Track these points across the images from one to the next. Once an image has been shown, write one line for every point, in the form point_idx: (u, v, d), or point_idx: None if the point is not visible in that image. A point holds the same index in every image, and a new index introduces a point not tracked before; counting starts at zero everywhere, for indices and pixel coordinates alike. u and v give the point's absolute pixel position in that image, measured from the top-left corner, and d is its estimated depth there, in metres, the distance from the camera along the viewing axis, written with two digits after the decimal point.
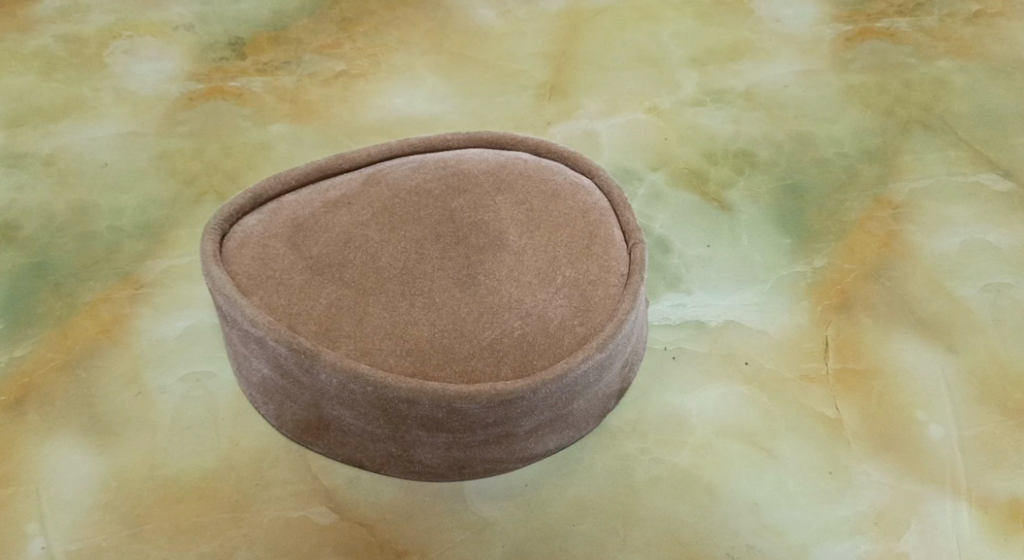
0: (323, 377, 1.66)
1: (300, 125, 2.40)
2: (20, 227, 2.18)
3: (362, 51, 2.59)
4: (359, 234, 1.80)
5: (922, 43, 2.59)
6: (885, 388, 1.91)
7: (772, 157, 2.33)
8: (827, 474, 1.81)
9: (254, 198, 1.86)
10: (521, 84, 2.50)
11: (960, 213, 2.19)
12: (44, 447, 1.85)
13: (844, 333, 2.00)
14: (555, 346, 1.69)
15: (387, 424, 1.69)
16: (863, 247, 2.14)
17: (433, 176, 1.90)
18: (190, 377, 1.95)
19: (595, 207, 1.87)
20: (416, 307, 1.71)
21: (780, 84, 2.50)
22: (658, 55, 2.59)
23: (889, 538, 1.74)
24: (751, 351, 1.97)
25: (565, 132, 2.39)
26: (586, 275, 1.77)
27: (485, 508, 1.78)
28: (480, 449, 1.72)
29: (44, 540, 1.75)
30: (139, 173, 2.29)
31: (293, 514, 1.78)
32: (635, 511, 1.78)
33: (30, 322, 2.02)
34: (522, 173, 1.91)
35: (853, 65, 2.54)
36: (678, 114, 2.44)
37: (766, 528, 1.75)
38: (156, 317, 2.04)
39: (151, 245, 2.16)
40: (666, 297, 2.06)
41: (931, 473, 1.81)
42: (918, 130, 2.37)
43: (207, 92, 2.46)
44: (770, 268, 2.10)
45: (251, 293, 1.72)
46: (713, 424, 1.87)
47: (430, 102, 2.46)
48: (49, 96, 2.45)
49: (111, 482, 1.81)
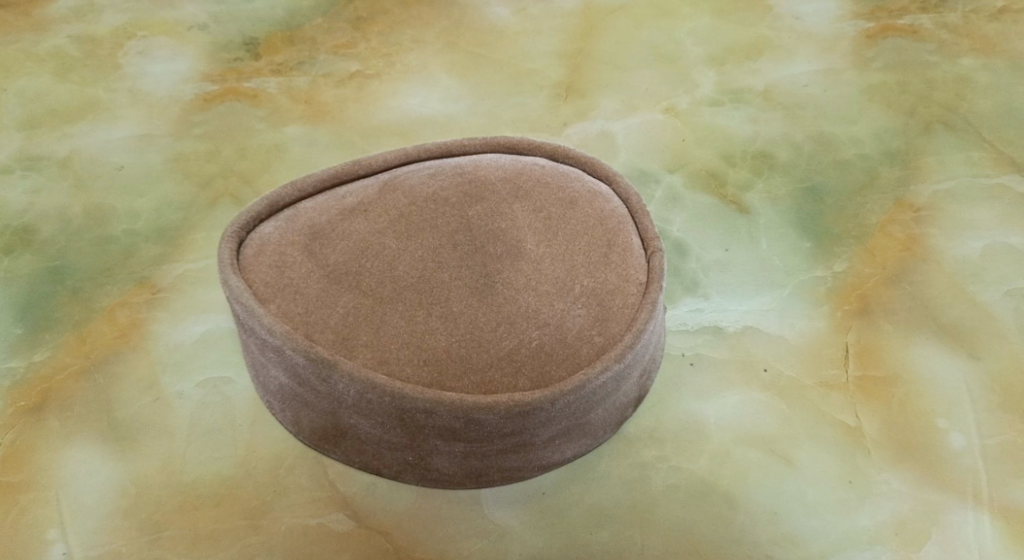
0: (340, 386, 1.65)
1: (315, 127, 2.39)
2: (37, 230, 2.19)
3: (376, 51, 2.57)
4: (376, 243, 1.79)
5: (945, 40, 2.55)
6: (907, 396, 1.90)
7: (792, 158, 2.30)
8: (847, 482, 1.80)
9: (271, 205, 1.85)
10: (536, 84, 2.48)
11: (983, 216, 2.16)
12: (63, 453, 1.86)
13: (864, 339, 1.98)
14: (573, 356, 1.68)
15: (404, 433, 1.68)
16: (883, 250, 2.11)
17: (450, 183, 1.88)
18: (207, 383, 1.95)
19: (613, 215, 1.85)
20: (433, 316, 1.70)
21: (800, 83, 2.47)
22: (675, 53, 2.56)
23: (910, 549, 1.72)
24: (770, 357, 1.96)
25: (580, 133, 2.37)
26: (604, 284, 1.76)
27: (502, 516, 1.78)
28: (498, 457, 1.71)
29: (64, 546, 1.76)
30: (154, 175, 2.29)
31: (310, 521, 1.78)
32: (653, 519, 1.77)
33: (49, 327, 2.03)
34: (539, 180, 1.89)
35: (874, 63, 2.50)
36: (695, 114, 2.41)
37: (786, 538, 1.74)
38: (172, 322, 2.04)
39: (167, 250, 2.16)
40: (684, 302, 2.04)
41: (953, 483, 1.80)
42: (941, 129, 2.34)
43: (221, 93, 2.45)
44: (789, 271, 2.09)
45: (268, 302, 1.72)
46: (731, 431, 1.86)
47: (445, 103, 2.44)
48: (64, 97, 2.44)
49: (130, 488, 1.82)
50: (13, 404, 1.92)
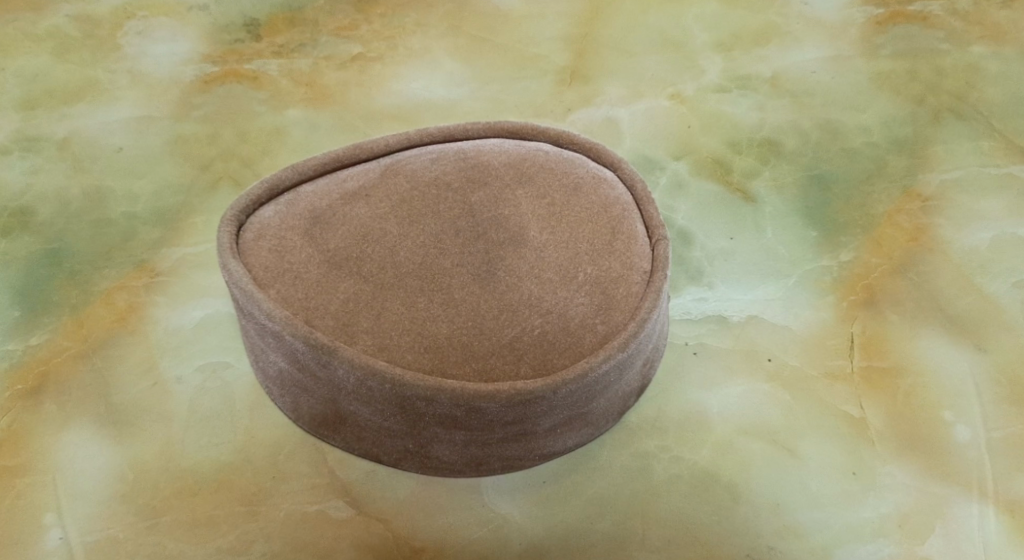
0: (340, 372, 1.63)
1: (316, 111, 2.36)
2: (35, 212, 2.16)
3: (379, 33, 2.55)
4: (377, 228, 1.76)
5: (955, 28, 2.52)
6: (912, 387, 1.88)
7: (799, 147, 2.28)
8: (851, 475, 1.78)
9: (271, 188, 1.83)
10: (541, 69, 2.46)
11: (991, 206, 2.14)
12: (60, 437, 1.85)
13: (870, 330, 1.96)
14: (576, 345, 1.66)
15: (404, 420, 1.66)
16: (890, 240, 2.09)
17: (453, 168, 1.86)
18: (206, 367, 1.93)
19: (618, 202, 1.83)
20: (434, 303, 1.68)
21: (808, 70, 2.44)
22: (681, 39, 2.53)
23: (914, 542, 1.71)
24: (774, 348, 1.94)
25: (585, 120, 2.35)
26: (608, 272, 1.73)
27: (503, 505, 1.77)
28: (499, 446, 1.70)
29: (61, 531, 1.75)
30: (154, 158, 2.26)
31: (309, 508, 1.77)
32: (654, 510, 1.76)
33: (47, 310, 2.01)
34: (544, 166, 1.87)
35: (883, 51, 2.47)
36: (701, 101, 2.39)
37: (788, 530, 1.73)
38: (171, 307, 2.02)
39: (166, 233, 2.13)
40: (688, 291, 2.02)
41: (958, 475, 1.78)
42: (950, 119, 2.32)
43: (222, 75, 2.43)
44: (795, 261, 2.06)
45: (268, 287, 1.70)
46: (734, 422, 1.85)
47: (448, 87, 2.42)
48: (63, 78, 2.42)
49: (128, 473, 1.80)
50: (12, 387, 1.91)
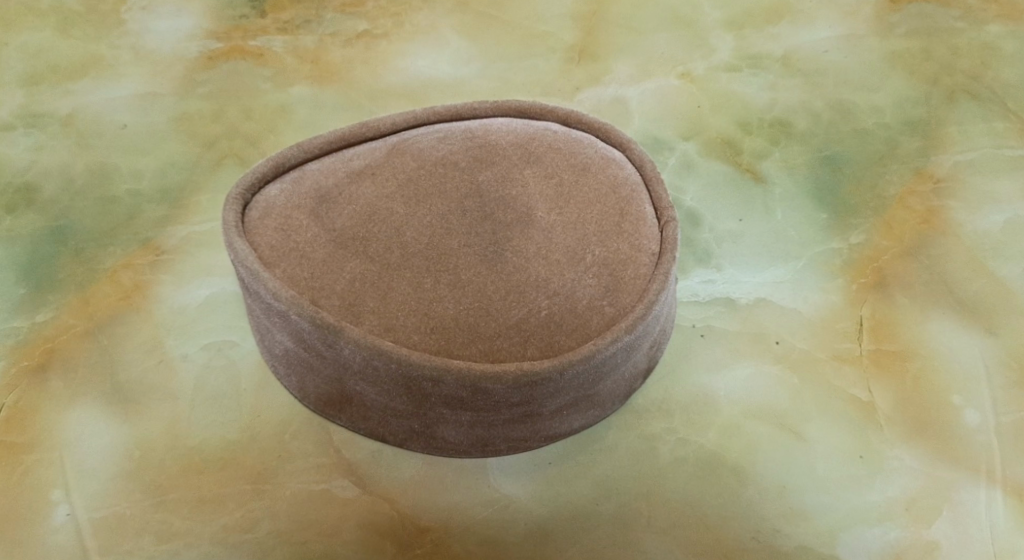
0: (346, 352, 1.62)
1: (322, 88, 2.34)
2: (39, 189, 2.15)
3: (385, 9, 2.52)
4: (383, 207, 1.75)
5: (971, 6, 2.49)
6: (921, 370, 1.87)
7: (810, 128, 2.26)
8: (858, 458, 1.78)
9: (277, 166, 1.81)
10: (549, 47, 2.43)
11: (1004, 189, 2.12)
12: (66, 414, 1.84)
13: (879, 313, 1.94)
14: (582, 326, 1.65)
15: (410, 401, 1.65)
16: (901, 223, 2.07)
17: (460, 147, 1.84)
18: (212, 346, 1.93)
19: (626, 182, 1.81)
20: (441, 284, 1.67)
21: (819, 49, 2.41)
22: (691, 17, 2.50)
23: (920, 526, 1.71)
24: (783, 331, 1.92)
25: (593, 99, 2.32)
26: (617, 254, 1.72)
27: (508, 486, 1.76)
28: (504, 427, 1.69)
29: (68, 508, 1.75)
30: (158, 136, 2.25)
31: (316, 487, 1.77)
32: (660, 491, 1.75)
33: (52, 287, 2.00)
34: (551, 146, 1.85)
35: (896, 29, 2.44)
36: (711, 80, 2.36)
37: (795, 513, 1.73)
38: (177, 285, 2.01)
39: (171, 211, 2.12)
40: (696, 273, 2.01)
41: (967, 460, 1.78)
42: (964, 99, 2.29)
43: (226, 51, 2.41)
44: (804, 243, 2.05)
45: (274, 266, 1.69)
46: (741, 405, 1.84)
47: (455, 65, 2.40)
48: (67, 54, 2.40)
49: (134, 451, 1.80)
50: (16, 364, 1.90)
